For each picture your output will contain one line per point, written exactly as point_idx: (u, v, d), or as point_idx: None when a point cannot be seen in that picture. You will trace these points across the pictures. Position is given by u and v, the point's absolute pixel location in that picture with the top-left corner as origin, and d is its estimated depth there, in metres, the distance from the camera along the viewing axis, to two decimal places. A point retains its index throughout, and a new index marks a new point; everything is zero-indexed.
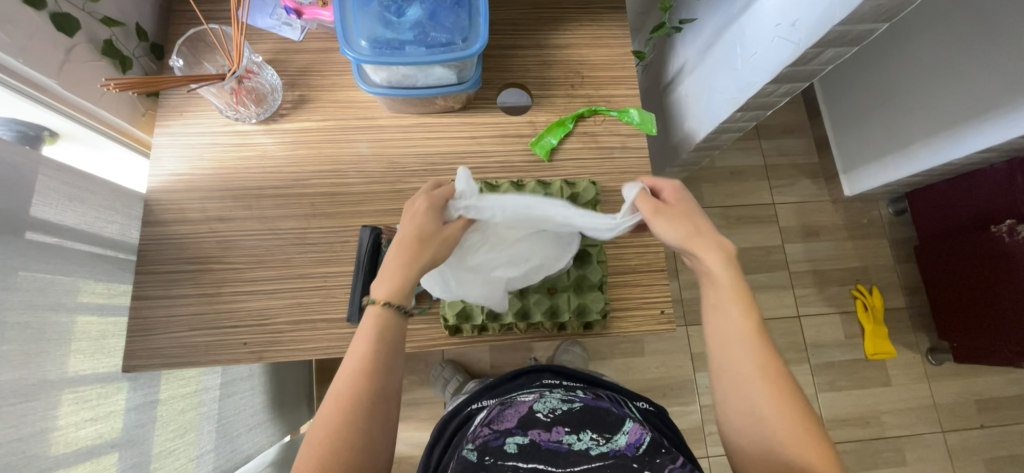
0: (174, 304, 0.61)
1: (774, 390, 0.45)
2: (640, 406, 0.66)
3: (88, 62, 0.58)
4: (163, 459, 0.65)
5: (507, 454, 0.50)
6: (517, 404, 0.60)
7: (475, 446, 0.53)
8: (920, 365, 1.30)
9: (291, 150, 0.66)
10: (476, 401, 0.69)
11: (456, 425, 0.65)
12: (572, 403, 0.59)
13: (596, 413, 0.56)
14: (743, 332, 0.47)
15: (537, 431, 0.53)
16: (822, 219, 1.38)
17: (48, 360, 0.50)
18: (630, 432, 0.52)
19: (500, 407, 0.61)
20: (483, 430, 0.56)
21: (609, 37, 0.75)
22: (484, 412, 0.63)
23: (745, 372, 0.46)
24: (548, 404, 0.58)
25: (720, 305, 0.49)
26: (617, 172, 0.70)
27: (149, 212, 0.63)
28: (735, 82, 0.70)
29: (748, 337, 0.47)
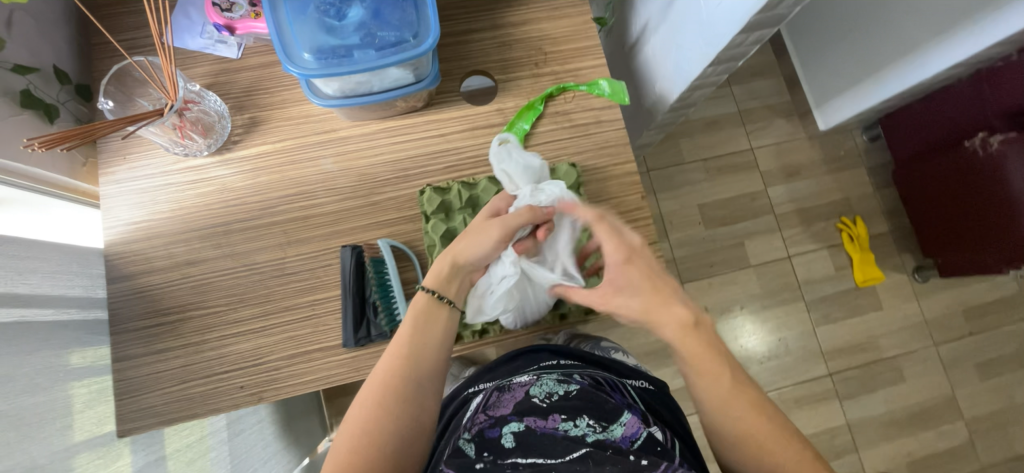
0: (158, 359, 0.58)
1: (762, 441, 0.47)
2: (638, 386, 0.65)
3: (8, 118, 0.53)
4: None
5: (505, 449, 0.49)
6: (513, 389, 0.60)
7: (472, 435, 0.53)
8: (908, 284, 1.35)
9: (252, 178, 0.62)
10: (474, 384, 0.67)
11: (454, 410, 0.64)
12: (568, 386, 0.58)
13: (593, 397, 0.56)
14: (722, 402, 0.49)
15: (534, 418, 0.53)
16: (801, 157, 1.38)
17: (35, 444, 0.47)
18: (627, 425, 0.52)
19: (496, 394, 0.60)
20: (479, 417, 0.56)
21: (567, 6, 0.71)
22: (480, 397, 0.62)
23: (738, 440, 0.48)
24: (545, 388, 0.58)
25: (699, 376, 0.50)
26: (597, 148, 0.67)
27: (112, 268, 0.59)
28: (703, 38, 0.67)
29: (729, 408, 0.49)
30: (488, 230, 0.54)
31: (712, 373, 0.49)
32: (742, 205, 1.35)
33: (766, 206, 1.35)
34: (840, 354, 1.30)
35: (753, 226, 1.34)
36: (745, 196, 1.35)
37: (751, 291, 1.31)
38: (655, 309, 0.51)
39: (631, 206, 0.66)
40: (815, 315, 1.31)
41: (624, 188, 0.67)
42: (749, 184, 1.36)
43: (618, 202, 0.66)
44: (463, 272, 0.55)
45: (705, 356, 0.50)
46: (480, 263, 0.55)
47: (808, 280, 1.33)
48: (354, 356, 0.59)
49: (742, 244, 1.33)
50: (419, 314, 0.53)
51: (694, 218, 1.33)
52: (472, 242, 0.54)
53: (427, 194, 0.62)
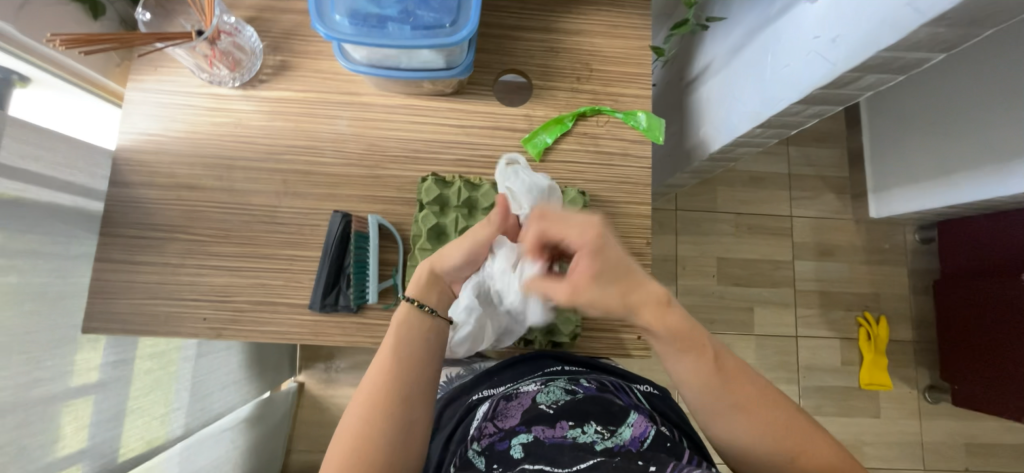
0: (136, 270, 0.59)
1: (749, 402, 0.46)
2: (641, 389, 0.61)
3: (51, 5, 0.54)
4: (129, 419, 0.67)
5: (513, 460, 0.47)
6: (520, 397, 0.55)
7: (481, 448, 0.50)
8: (915, 400, 1.26)
9: (268, 120, 0.62)
10: (477, 390, 0.61)
11: (460, 416, 0.59)
12: (576, 392, 0.54)
13: (600, 402, 0.52)
14: (699, 375, 0.47)
15: (542, 427, 0.50)
16: (841, 238, 1.29)
17: None
18: (635, 425, 0.49)
19: (504, 404, 0.55)
20: (488, 427, 0.53)
21: (627, 26, 0.67)
22: (486, 405, 0.57)
23: (729, 409, 0.46)
24: (552, 395, 0.54)
25: (676, 350, 0.47)
26: (615, 181, 0.64)
27: (117, 172, 0.61)
28: (760, 95, 0.62)
29: (706, 380, 0.47)
30: (464, 237, 0.52)
31: (701, 367, 0.47)
32: (763, 270, 1.28)
33: (788, 277, 1.28)
34: None
35: (768, 294, 1.27)
36: (769, 262, 1.28)
37: (746, 359, 1.25)
38: (631, 286, 0.46)
39: (633, 250, 0.63)
40: (805, 403, 1.25)
41: (631, 229, 0.63)
42: (777, 251, 1.29)
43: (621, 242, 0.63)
44: (443, 280, 0.52)
45: (688, 350, 0.47)
46: (456, 273, 0.53)
47: (810, 365, 1.26)
48: (317, 321, 0.59)
49: (751, 310, 1.27)
50: (402, 329, 0.49)
51: (709, 270, 1.28)
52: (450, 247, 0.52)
53: (427, 184, 0.60)
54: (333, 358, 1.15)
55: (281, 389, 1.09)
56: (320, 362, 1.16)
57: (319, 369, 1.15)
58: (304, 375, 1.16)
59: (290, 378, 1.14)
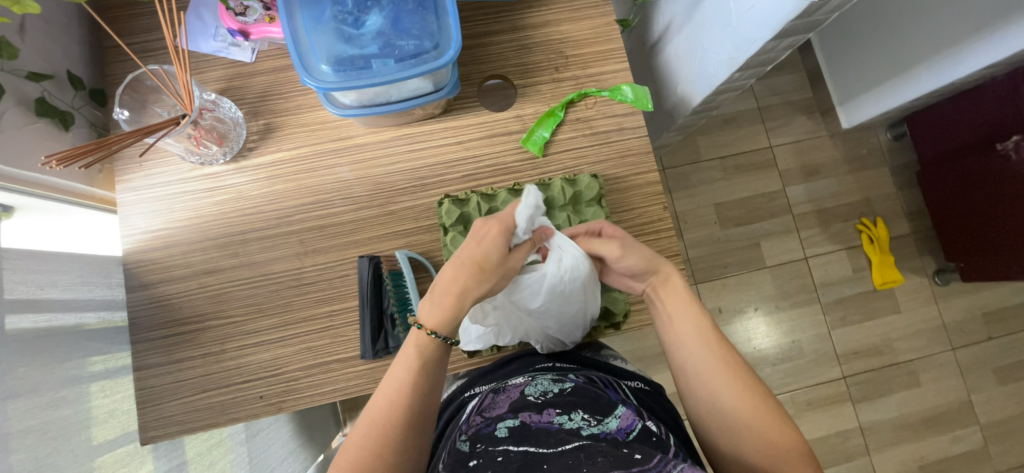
0: (178, 369, 0.58)
1: (725, 367, 0.50)
2: (633, 385, 0.59)
3: (23, 127, 0.53)
4: None
5: (498, 439, 0.45)
6: (508, 390, 0.54)
7: (467, 436, 0.48)
8: (927, 287, 1.32)
9: (267, 186, 0.62)
10: (470, 387, 0.61)
11: (450, 415, 0.59)
12: (564, 383, 0.53)
13: (587, 393, 0.51)
14: (689, 331, 0.53)
15: (529, 413, 0.48)
16: (822, 156, 1.34)
17: (61, 457, 0.47)
18: (622, 417, 0.47)
19: (492, 396, 0.54)
20: (475, 419, 0.51)
21: (588, 7, 0.68)
22: (476, 399, 0.56)
23: (708, 366, 0.51)
24: (540, 387, 0.53)
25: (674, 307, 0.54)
26: (618, 157, 0.66)
27: (131, 276, 0.59)
28: (731, 41, 0.64)
29: (695, 335, 0.52)
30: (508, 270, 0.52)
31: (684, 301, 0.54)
32: (759, 205, 1.32)
33: (783, 205, 1.32)
34: (855, 357, 1.29)
35: (770, 226, 1.31)
36: (763, 195, 1.32)
37: (765, 292, 1.29)
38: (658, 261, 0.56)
39: (652, 218, 0.65)
40: (830, 318, 1.30)
41: (645, 199, 0.65)
42: (766, 183, 1.33)
43: (639, 213, 0.65)
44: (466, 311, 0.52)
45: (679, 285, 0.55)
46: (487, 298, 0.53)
47: (825, 282, 1.31)
48: (370, 367, 0.59)
49: (758, 245, 1.31)
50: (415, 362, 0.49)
51: (710, 218, 1.31)
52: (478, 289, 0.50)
53: (445, 206, 0.60)
54: None
55: (334, 446, 1.08)
56: (363, 409, 1.15)
57: None
58: (351, 426, 1.15)
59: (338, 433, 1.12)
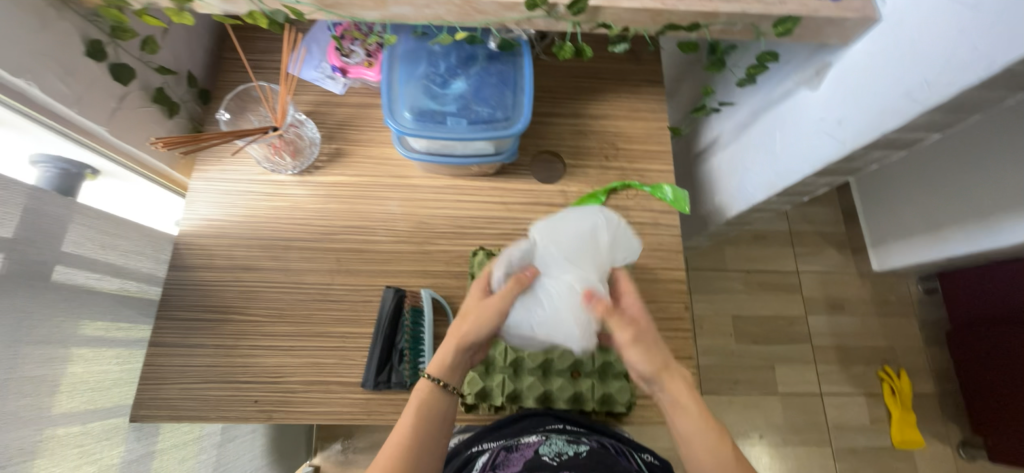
0: (190, 354, 0.60)
1: (731, 457, 0.44)
2: (647, 459, 0.55)
3: (138, 109, 0.60)
4: None
5: None
6: (521, 449, 0.51)
7: None
8: (950, 457, 1.23)
9: (322, 203, 0.67)
10: (475, 442, 0.57)
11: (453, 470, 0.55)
12: (579, 446, 0.50)
13: (605, 458, 0.48)
14: (693, 427, 0.46)
15: None
16: (848, 292, 1.34)
17: (60, 414, 0.48)
18: None
19: (503, 454, 0.51)
20: None
21: (646, 110, 0.75)
22: (485, 457, 0.53)
23: (713, 463, 0.44)
24: (555, 447, 0.50)
25: (674, 410, 0.47)
26: (649, 249, 0.68)
27: (179, 257, 0.64)
28: (773, 167, 0.69)
29: (701, 433, 0.45)
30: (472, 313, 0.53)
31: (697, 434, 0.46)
32: (778, 326, 1.30)
33: (803, 333, 1.30)
34: None
35: (787, 351, 1.28)
36: (784, 318, 1.31)
37: (773, 420, 1.23)
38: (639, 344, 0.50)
39: (674, 314, 0.66)
40: (840, 466, 1.21)
41: (668, 294, 0.66)
42: (789, 307, 1.32)
43: (660, 306, 0.66)
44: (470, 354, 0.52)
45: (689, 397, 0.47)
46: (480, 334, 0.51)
47: (839, 424, 1.24)
48: (369, 397, 0.59)
49: (772, 368, 1.27)
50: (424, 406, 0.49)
51: (726, 328, 1.29)
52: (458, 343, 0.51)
53: (479, 257, 0.64)
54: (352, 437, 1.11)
55: None
56: (337, 441, 1.11)
57: (337, 450, 1.10)
58: (320, 457, 1.10)
59: (306, 461, 1.08)
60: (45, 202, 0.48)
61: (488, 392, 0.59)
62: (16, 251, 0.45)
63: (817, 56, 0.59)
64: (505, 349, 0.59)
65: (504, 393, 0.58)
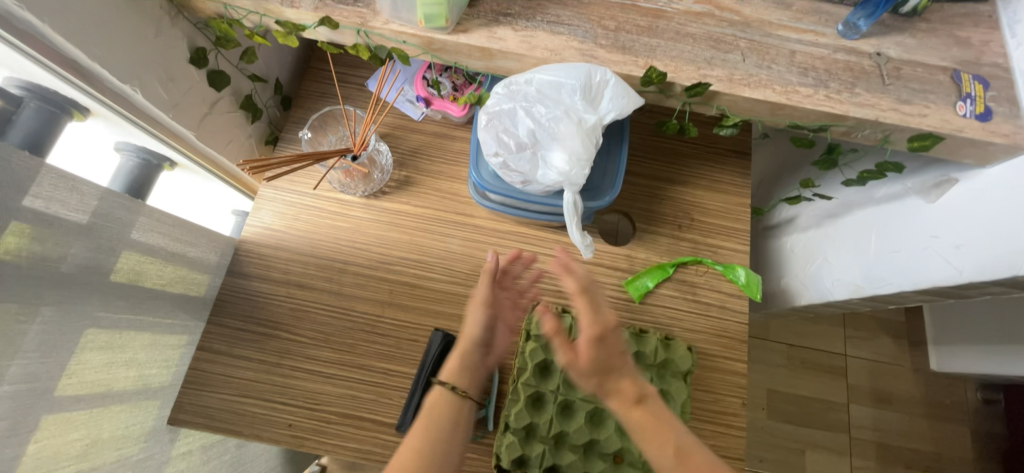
0: (233, 364, 0.59)
1: (654, 425, 0.45)
2: None
3: (225, 114, 0.60)
4: None
5: None
6: None
7: None
8: None
9: (384, 230, 0.66)
10: None
11: None
12: None
13: None
14: (629, 388, 0.48)
15: None
16: (897, 386, 1.25)
17: (108, 418, 0.48)
18: None
19: None
20: None
21: (727, 183, 0.71)
22: None
23: (642, 438, 0.45)
24: None
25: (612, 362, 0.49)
26: (712, 334, 0.64)
27: (238, 262, 0.64)
28: (862, 269, 0.64)
29: (633, 395, 0.47)
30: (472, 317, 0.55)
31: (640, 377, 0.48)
32: (815, 410, 1.23)
33: (842, 421, 1.22)
34: None
35: (821, 437, 1.21)
36: (823, 402, 1.23)
37: None
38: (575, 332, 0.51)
39: (726, 409, 0.62)
40: None
41: (724, 385, 0.63)
42: (830, 391, 1.24)
43: (715, 399, 0.62)
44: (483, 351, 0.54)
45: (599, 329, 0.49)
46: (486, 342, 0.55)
47: None
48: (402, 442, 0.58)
49: (802, 453, 1.20)
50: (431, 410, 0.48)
51: (759, 401, 1.23)
52: (478, 323, 0.54)
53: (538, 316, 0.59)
54: None
55: None
56: None
57: None
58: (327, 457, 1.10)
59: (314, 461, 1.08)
60: (121, 206, 0.47)
61: (524, 461, 0.54)
62: (97, 256, 0.45)
63: (934, 168, 0.55)
64: (550, 421, 0.55)
65: (542, 466, 0.54)
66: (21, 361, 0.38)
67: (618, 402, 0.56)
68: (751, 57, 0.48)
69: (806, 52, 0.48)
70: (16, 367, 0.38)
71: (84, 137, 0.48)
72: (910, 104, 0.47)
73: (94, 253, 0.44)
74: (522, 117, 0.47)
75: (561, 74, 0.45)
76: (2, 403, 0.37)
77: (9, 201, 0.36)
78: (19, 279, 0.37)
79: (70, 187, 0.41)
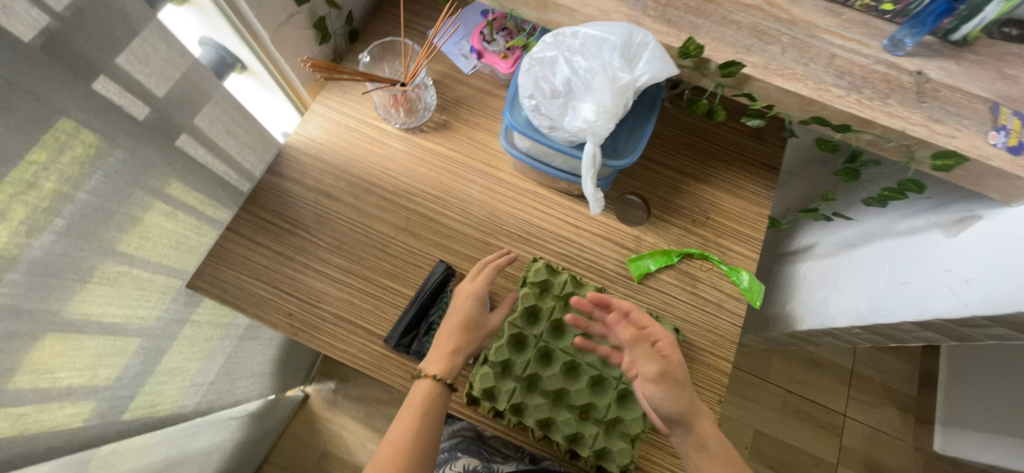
0: (253, 249, 0.64)
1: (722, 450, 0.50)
2: None
3: (299, 28, 0.66)
4: (151, 378, 0.63)
5: None
6: None
7: None
8: None
9: (414, 163, 0.70)
10: None
11: None
12: None
13: None
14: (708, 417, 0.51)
15: None
16: (893, 460, 1.19)
17: (141, 257, 0.55)
18: None
19: None
20: None
21: (749, 191, 0.72)
22: None
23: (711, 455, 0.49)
24: None
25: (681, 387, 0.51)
26: (704, 328, 0.65)
27: (278, 163, 0.69)
28: (868, 298, 0.64)
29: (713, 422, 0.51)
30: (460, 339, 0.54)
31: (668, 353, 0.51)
32: (801, 462, 1.19)
33: None
34: None
35: None
36: (811, 457, 1.19)
37: None
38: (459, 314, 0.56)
39: (703, 402, 0.62)
40: None
41: (705, 380, 0.63)
42: (821, 447, 1.20)
43: (693, 390, 0.62)
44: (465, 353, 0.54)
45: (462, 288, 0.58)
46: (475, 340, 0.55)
47: None
48: (386, 355, 0.61)
49: None
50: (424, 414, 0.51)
51: (744, 440, 1.20)
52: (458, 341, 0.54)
53: (537, 265, 0.61)
54: (347, 383, 1.14)
55: (289, 395, 1.07)
56: (333, 381, 1.14)
57: (330, 389, 1.13)
58: (313, 387, 1.14)
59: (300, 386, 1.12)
60: (201, 78, 0.54)
61: (494, 394, 0.56)
62: (166, 110, 0.52)
63: (964, 203, 0.55)
64: (527, 361, 0.57)
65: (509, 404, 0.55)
66: (94, 176, 0.46)
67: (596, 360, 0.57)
68: (791, 52, 0.50)
69: (847, 58, 0.50)
70: (89, 181, 0.45)
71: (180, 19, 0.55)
72: (940, 124, 0.47)
73: (164, 107, 0.51)
74: (561, 66, 0.51)
75: (605, 30, 0.49)
76: (72, 206, 0.44)
77: (117, 40, 0.44)
78: (102, 104, 0.45)
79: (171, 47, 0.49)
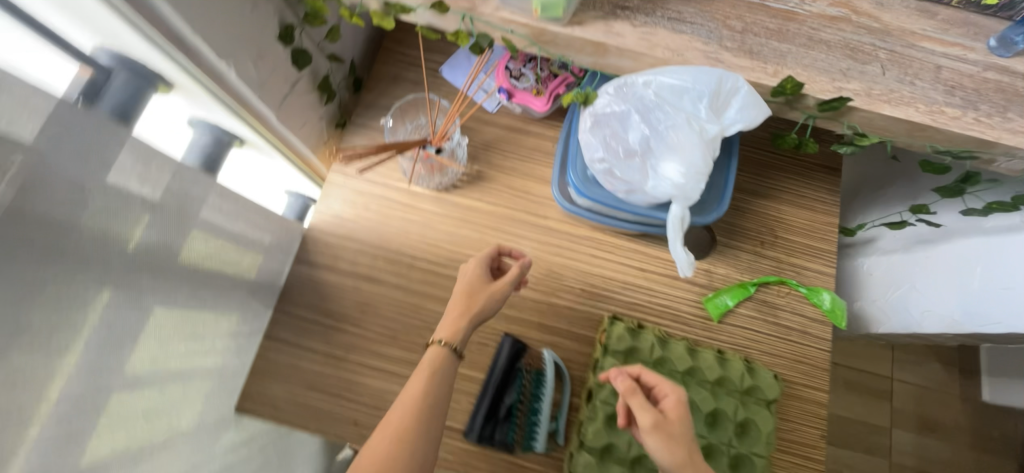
0: (299, 355, 0.58)
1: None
2: None
3: (303, 96, 0.58)
4: None
5: None
6: None
7: None
8: None
9: (454, 227, 0.63)
10: None
11: None
12: None
13: None
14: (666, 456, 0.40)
15: None
16: (945, 414, 1.20)
17: (177, 412, 0.45)
18: None
19: None
20: None
21: (815, 199, 0.67)
22: None
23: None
24: None
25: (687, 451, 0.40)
26: (793, 360, 0.61)
27: (305, 251, 0.62)
28: (959, 303, 0.61)
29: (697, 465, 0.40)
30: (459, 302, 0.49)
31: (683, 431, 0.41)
32: (856, 432, 1.19)
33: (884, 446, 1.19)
34: None
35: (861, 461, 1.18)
36: (865, 425, 1.20)
37: None
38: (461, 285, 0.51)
39: (806, 441, 0.59)
40: None
41: (804, 416, 0.59)
42: (873, 414, 1.20)
43: (793, 429, 0.59)
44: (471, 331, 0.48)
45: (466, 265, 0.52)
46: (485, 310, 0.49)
47: None
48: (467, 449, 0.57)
49: None
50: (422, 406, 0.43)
51: None
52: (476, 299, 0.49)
53: (618, 330, 0.56)
54: None
55: None
56: None
57: None
58: None
59: None
60: (191, 180, 0.43)
61: None
62: (166, 233, 0.41)
63: None
64: (629, 441, 0.52)
65: None
66: (86, 352, 0.34)
67: (701, 429, 0.53)
68: (892, 70, 0.44)
69: (953, 68, 0.44)
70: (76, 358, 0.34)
71: (164, 111, 0.45)
72: None
73: (163, 230, 0.40)
74: (635, 122, 0.45)
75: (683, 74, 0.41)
76: (69, 401, 0.33)
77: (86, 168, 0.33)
78: (97, 254, 0.34)
79: (149, 162, 0.38)
